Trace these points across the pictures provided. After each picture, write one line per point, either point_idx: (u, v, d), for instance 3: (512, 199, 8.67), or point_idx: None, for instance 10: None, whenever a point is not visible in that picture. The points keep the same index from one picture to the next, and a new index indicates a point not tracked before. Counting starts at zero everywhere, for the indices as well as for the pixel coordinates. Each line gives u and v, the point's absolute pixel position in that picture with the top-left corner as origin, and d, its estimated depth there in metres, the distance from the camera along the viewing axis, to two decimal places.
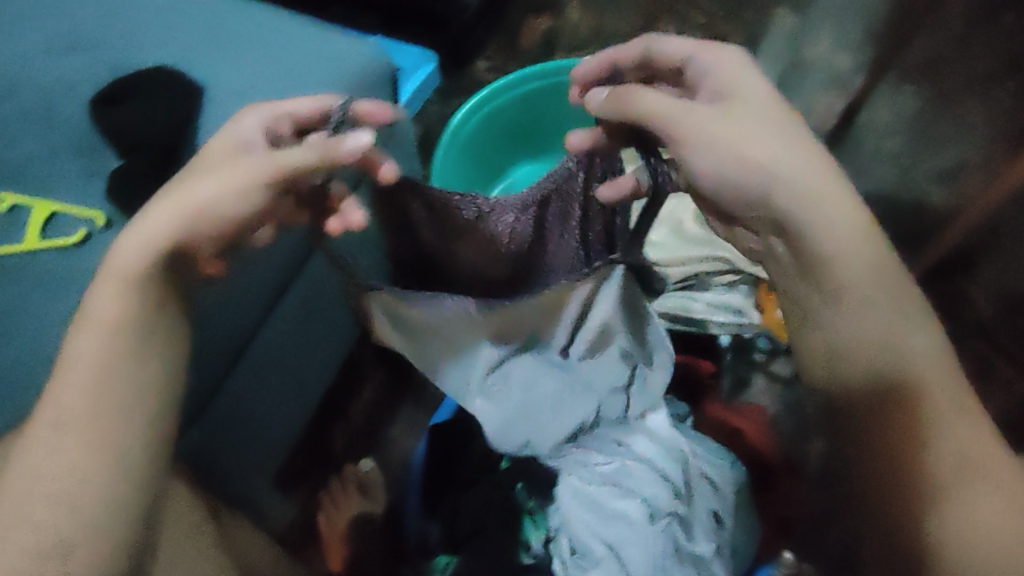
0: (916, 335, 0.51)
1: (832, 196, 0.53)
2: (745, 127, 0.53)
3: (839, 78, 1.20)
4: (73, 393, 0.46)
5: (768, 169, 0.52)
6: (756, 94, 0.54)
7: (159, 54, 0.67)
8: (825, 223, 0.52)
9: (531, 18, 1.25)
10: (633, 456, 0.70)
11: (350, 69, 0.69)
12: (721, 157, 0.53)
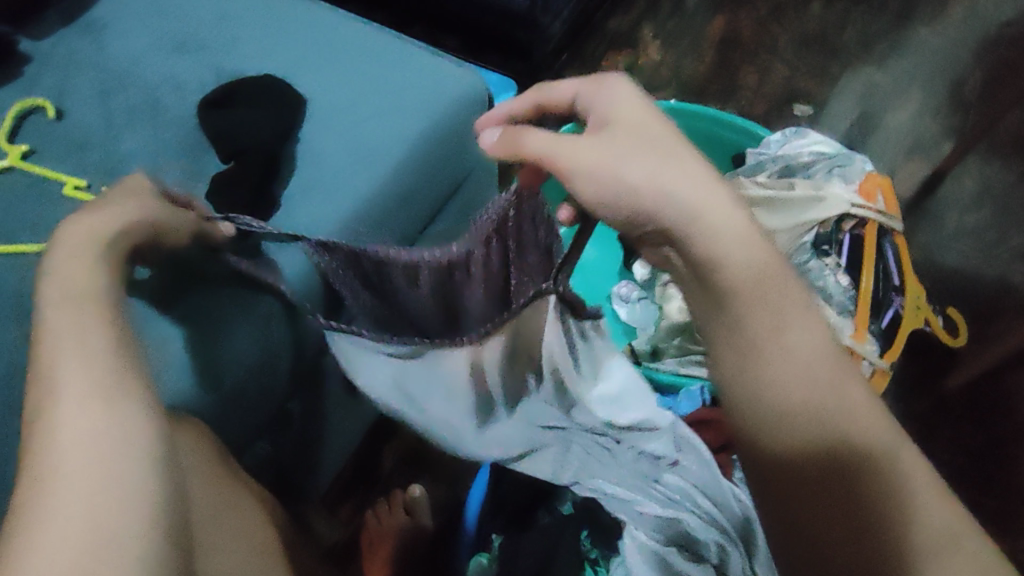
0: (797, 330, 0.41)
1: (731, 222, 0.42)
2: (631, 148, 0.44)
3: (922, 144, 1.14)
4: (82, 360, 0.33)
5: (643, 194, 0.43)
6: (639, 116, 0.46)
7: (268, 59, 0.66)
8: (734, 245, 0.42)
9: (611, 56, 1.24)
10: (682, 491, 0.51)
11: (452, 94, 0.66)
12: (610, 183, 0.44)
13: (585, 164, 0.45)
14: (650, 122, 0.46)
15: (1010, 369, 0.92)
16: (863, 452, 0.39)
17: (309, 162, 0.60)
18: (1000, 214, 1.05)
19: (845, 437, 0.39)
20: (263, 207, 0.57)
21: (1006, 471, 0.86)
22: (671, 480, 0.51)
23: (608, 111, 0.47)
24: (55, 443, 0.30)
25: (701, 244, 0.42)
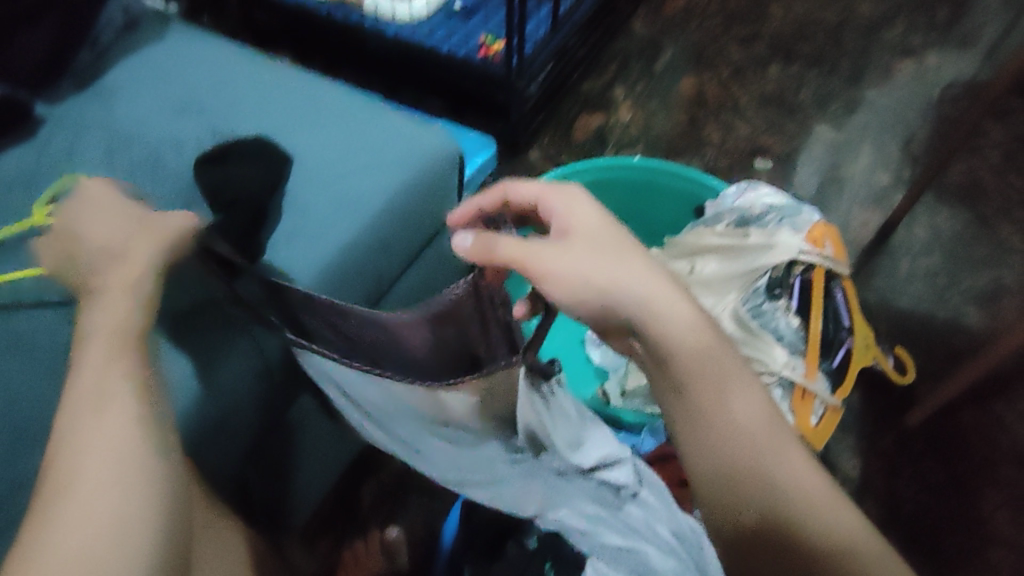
0: (735, 399, 0.48)
1: (683, 320, 0.50)
2: (592, 252, 0.52)
3: (876, 195, 1.21)
4: (114, 385, 0.40)
5: (611, 294, 0.50)
6: (596, 224, 0.54)
7: (261, 122, 0.71)
8: (675, 330, 0.50)
9: (584, 115, 1.32)
10: (638, 515, 0.57)
11: (424, 154, 0.71)
12: (579, 286, 0.51)
13: (556, 274, 0.51)
14: (605, 230, 0.54)
15: (966, 405, 0.96)
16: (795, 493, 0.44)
17: (294, 213, 0.65)
18: (952, 259, 1.11)
19: (776, 488, 0.44)
20: (251, 256, 0.59)
21: (970, 505, 0.89)
22: (633, 513, 0.58)
23: (568, 216, 0.54)
24: (86, 452, 0.37)
25: (653, 334, 0.50)
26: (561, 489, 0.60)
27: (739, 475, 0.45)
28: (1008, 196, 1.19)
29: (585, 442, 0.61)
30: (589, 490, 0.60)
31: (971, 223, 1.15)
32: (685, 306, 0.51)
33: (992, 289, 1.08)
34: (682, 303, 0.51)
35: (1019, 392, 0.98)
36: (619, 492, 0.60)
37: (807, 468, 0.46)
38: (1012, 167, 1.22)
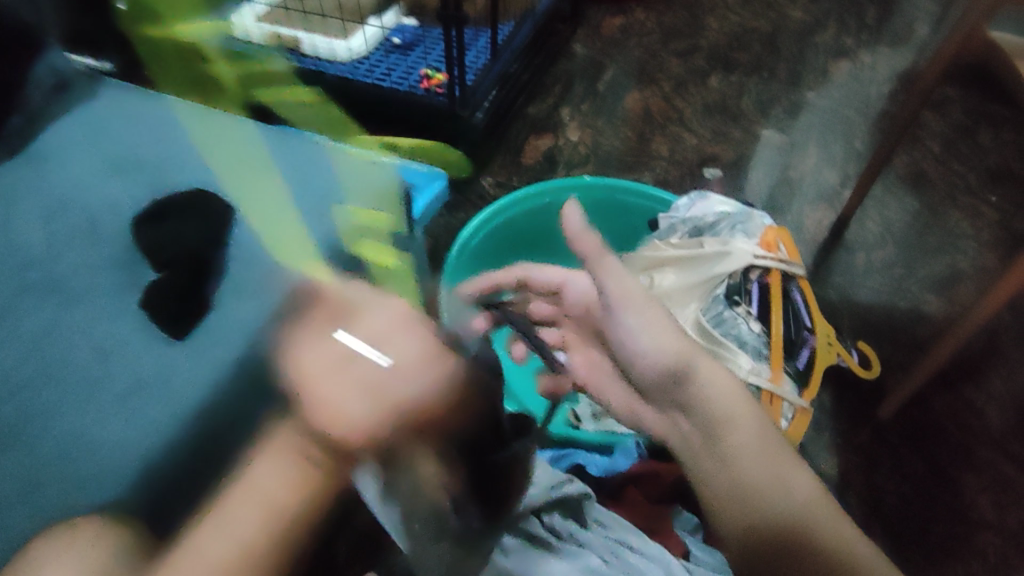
0: (795, 478, 0.49)
1: (722, 381, 0.53)
2: (661, 318, 0.54)
3: (825, 194, 1.23)
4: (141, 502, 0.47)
5: (679, 357, 0.53)
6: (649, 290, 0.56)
7: (200, 173, 0.69)
8: (734, 409, 0.52)
9: (533, 138, 1.31)
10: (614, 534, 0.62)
11: (369, 193, 0.70)
12: (651, 342, 0.53)
13: (586, 325, 0.69)
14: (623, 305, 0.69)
15: (937, 393, 0.96)
16: (807, 525, 0.47)
17: (241, 264, 0.63)
18: (905, 250, 1.13)
19: (796, 520, 0.47)
20: (197, 313, 0.60)
21: (952, 493, 0.88)
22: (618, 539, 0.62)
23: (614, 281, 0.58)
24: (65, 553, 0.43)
25: (701, 396, 0.52)
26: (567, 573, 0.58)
27: (785, 527, 0.47)
28: (953, 183, 1.21)
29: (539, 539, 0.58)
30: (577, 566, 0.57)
31: (920, 213, 1.17)
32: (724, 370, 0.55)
33: (946, 275, 1.09)
34: (722, 368, 0.55)
35: (986, 375, 0.98)
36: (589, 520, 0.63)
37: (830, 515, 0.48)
38: (954, 155, 1.25)
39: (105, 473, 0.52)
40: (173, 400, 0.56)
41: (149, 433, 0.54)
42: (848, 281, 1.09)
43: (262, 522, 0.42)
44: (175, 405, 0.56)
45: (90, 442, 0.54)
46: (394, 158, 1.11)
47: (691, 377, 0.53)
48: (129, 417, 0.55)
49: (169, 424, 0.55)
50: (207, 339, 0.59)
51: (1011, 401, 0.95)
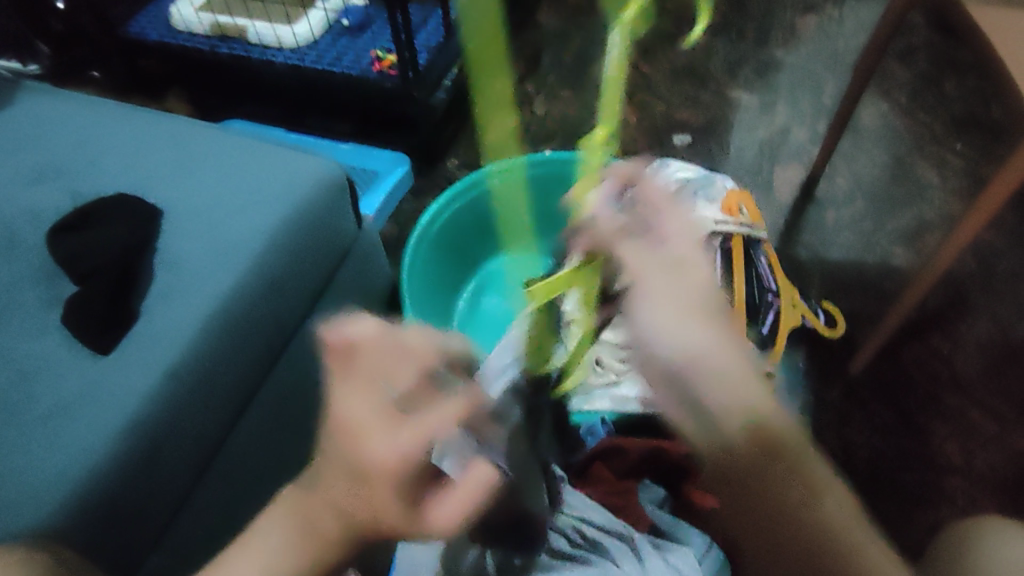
0: (828, 498, 0.45)
1: (737, 374, 0.47)
2: (672, 309, 0.49)
3: (796, 153, 1.22)
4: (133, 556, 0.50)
5: (687, 350, 0.47)
6: (669, 284, 0.50)
7: (126, 179, 0.69)
8: (722, 424, 0.46)
9: (499, 114, 1.29)
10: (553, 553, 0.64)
11: (304, 185, 0.69)
12: (659, 320, 0.49)
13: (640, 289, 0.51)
14: (702, 292, 0.51)
15: (905, 344, 0.97)
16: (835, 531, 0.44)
17: (169, 269, 0.63)
18: (874, 204, 1.12)
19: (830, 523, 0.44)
20: (121, 319, 0.59)
21: (920, 442, 0.89)
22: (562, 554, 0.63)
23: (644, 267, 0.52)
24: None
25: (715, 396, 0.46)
26: None
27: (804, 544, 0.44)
28: (920, 133, 1.20)
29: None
30: None
31: (889, 166, 1.17)
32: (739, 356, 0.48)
33: (916, 227, 1.09)
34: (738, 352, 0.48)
35: (955, 324, 0.98)
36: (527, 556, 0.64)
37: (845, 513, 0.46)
38: (922, 105, 1.24)
39: (24, 498, 0.51)
40: (98, 418, 0.54)
41: (70, 454, 0.53)
42: (820, 240, 1.09)
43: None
44: (99, 424, 0.54)
45: (10, 469, 0.52)
46: (348, 145, 1.11)
47: (701, 375, 0.46)
48: (50, 438, 0.54)
49: (94, 443, 0.53)
50: (136, 350, 0.58)
51: (978, 347, 0.96)
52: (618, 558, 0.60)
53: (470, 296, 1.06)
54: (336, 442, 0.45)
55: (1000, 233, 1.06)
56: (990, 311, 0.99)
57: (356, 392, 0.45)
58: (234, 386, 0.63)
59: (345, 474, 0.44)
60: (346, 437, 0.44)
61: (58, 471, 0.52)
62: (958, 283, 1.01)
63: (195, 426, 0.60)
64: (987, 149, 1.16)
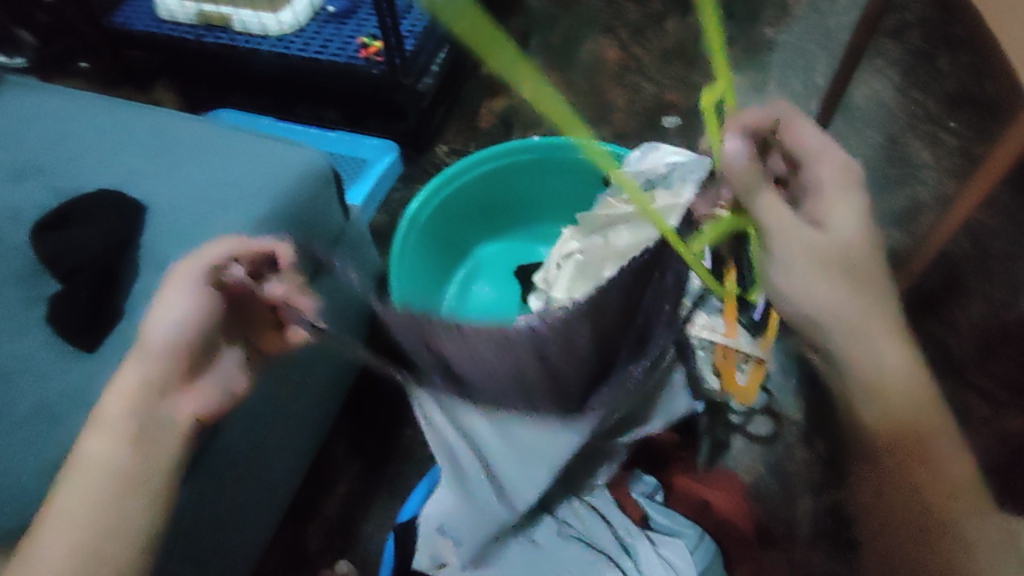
0: (941, 453, 0.54)
1: (882, 347, 0.56)
2: (847, 288, 0.56)
3: None
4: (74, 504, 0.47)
5: (830, 318, 0.56)
6: (867, 259, 0.58)
7: (105, 175, 0.67)
8: (889, 379, 0.55)
9: (487, 100, 1.28)
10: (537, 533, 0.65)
11: (289, 178, 0.68)
12: (798, 287, 0.57)
13: (780, 255, 0.57)
14: (855, 248, 0.57)
15: None
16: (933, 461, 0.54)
17: (153, 266, 0.62)
18: (866, 185, 1.11)
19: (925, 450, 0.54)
20: (106, 319, 0.58)
21: None
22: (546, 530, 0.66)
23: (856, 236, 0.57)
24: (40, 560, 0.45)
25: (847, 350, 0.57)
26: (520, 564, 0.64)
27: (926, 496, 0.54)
28: (913, 112, 1.19)
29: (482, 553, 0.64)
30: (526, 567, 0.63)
31: (882, 146, 1.15)
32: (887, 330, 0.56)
33: (909, 208, 1.08)
34: (886, 329, 0.56)
35: (949, 307, 0.97)
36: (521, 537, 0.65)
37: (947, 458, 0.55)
38: (916, 83, 1.22)
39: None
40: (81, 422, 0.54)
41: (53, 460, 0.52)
42: None
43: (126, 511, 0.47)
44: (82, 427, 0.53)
45: None
46: (336, 135, 1.09)
47: (841, 339, 0.56)
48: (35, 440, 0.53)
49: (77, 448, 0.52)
50: (119, 351, 0.57)
51: (971, 329, 0.95)
52: (615, 553, 0.64)
53: (461, 285, 1.05)
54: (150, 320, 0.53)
55: (994, 213, 1.05)
56: (982, 293, 0.99)
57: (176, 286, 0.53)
58: None
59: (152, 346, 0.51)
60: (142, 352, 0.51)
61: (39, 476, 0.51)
62: (952, 265, 1.00)
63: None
64: (981, 127, 1.15)
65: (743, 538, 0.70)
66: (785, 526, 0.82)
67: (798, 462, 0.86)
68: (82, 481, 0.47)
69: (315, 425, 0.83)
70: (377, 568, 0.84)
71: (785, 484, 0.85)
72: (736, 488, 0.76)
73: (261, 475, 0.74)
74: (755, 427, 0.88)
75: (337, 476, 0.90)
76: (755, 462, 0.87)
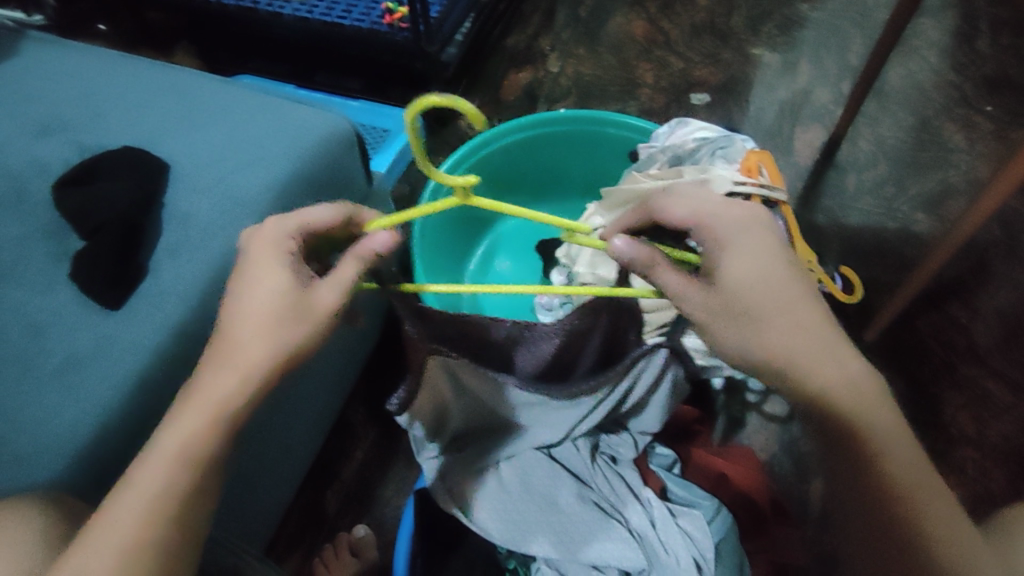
0: (894, 452, 0.45)
1: (810, 362, 0.48)
2: (746, 326, 0.50)
3: (817, 113, 1.18)
4: (138, 480, 0.44)
5: (762, 359, 0.50)
6: (771, 303, 0.49)
7: (133, 132, 0.68)
8: (821, 391, 0.48)
9: (512, 72, 1.26)
10: (560, 497, 0.68)
11: (313, 142, 0.68)
12: (740, 341, 0.50)
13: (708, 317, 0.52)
14: (761, 279, 0.50)
15: (923, 311, 0.96)
16: (869, 441, 0.46)
17: (177, 226, 0.63)
18: (897, 168, 1.10)
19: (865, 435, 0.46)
20: (129, 275, 0.59)
21: (932, 412, 0.89)
22: (569, 493, 0.68)
23: (743, 281, 0.50)
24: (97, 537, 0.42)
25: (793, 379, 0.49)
26: (539, 522, 0.66)
27: (878, 499, 0.44)
28: (948, 95, 1.16)
29: (501, 515, 0.67)
30: (547, 527, 0.66)
31: (914, 129, 1.13)
32: (808, 320, 0.50)
33: (939, 193, 1.07)
34: (807, 321, 0.50)
35: (975, 294, 0.96)
36: (548, 495, 0.68)
37: (903, 443, 0.46)
38: (953, 65, 1.19)
39: (33, 452, 0.51)
40: (109, 373, 0.55)
41: (81, 410, 0.53)
42: (838, 206, 1.07)
43: (182, 481, 0.44)
44: (109, 378, 0.55)
45: (22, 421, 0.53)
46: (359, 103, 1.09)
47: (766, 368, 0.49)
48: (62, 391, 0.54)
49: (106, 398, 0.54)
50: (147, 305, 0.58)
51: (997, 316, 0.94)
52: (623, 512, 0.67)
53: (483, 258, 1.05)
54: (263, 276, 0.50)
55: None
56: (1012, 279, 0.97)
57: (289, 267, 0.50)
58: None
59: (275, 311, 0.49)
60: (258, 325, 0.48)
61: (69, 425, 0.52)
62: (981, 251, 0.99)
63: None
64: (1017, 112, 1.12)
65: (757, 512, 0.71)
66: (799, 505, 0.82)
67: (815, 442, 0.86)
68: (158, 457, 0.45)
69: (334, 390, 0.84)
70: (394, 533, 0.86)
71: (801, 463, 0.85)
72: (754, 464, 0.76)
73: (282, 440, 0.75)
74: (770, 406, 0.87)
75: (355, 441, 0.91)
76: (771, 440, 0.86)
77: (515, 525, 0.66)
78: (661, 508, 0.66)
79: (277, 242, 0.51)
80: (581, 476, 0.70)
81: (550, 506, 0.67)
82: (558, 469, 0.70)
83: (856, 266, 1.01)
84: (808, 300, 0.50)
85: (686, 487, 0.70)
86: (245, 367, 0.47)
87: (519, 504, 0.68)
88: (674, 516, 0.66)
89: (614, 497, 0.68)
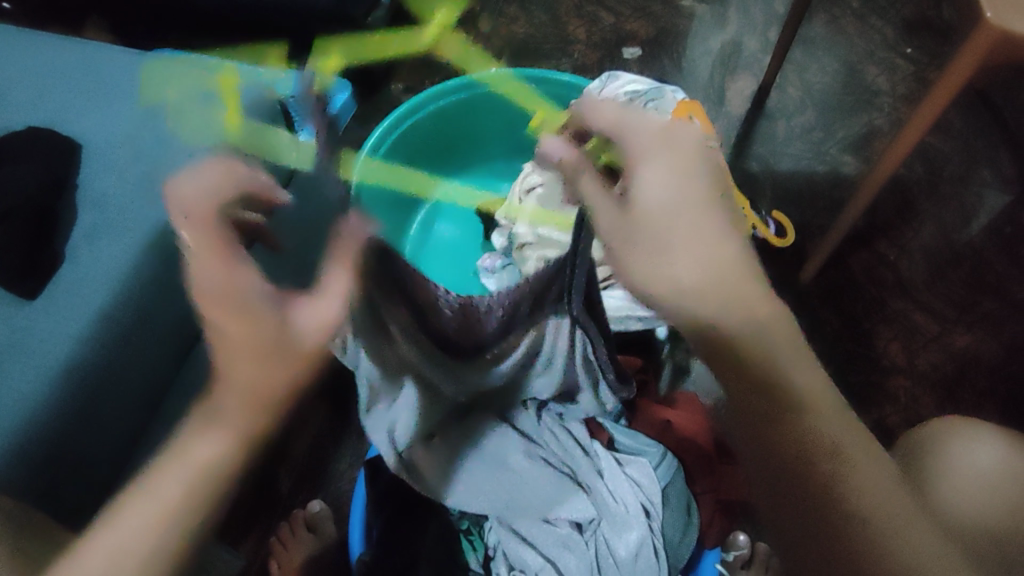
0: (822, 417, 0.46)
1: (728, 299, 0.48)
2: (659, 246, 0.51)
3: (746, 62, 1.19)
4: (145, 510, 0.44)
5: (670, 289, 0.50)
6: (682, 227, 0.51)
7: (37, 111, 0.64)
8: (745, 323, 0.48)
9: (442, 34, 1.23)
10: (519, 460, 0.69)
11: (233, 112, 0.65)
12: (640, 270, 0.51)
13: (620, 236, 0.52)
14: (673, 194, 0.51)
15: (853, 251, 0.99)
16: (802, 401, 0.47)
17: (92, 207, 0.59)
18: (824, 113, 1.12)
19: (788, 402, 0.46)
20: (43, 261, 0.56)
21: (864, 345, 0.93)
22: (524, 457, 0.69)
23: (663, 198, 0.51)
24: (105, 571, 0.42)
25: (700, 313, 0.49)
26: (502, 487, 0.68)
27: (812, 476, 0.45)
28: (870, 39, 1.18)
29: (460, 483, 0.68)
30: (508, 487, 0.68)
31: (839, 74, 1.16)
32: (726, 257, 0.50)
33: (864, 135, 1.10)
34: (727, 260, 0.50)
35: (901, 231, 1.00)
36: (504, 458, 0.70)
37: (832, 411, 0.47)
38: (874, 8, 1.21)
39: None
40: (35, 366, 0.53)
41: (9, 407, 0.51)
42: (769, 154, 1.09)
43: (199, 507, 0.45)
44: (35, 371, 0.53)
45: None
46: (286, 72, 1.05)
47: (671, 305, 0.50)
48: None
49: (32, 392, 0.52)
50: (65, 293, 0.56)
51: (922, 252, 0.99)
52: (573, 466, 0.69)
53: (422, 225, 1.04)
54: (241, 311, 0.46)
55: (945, 137, 1.06)
56: (936, 215, 1.01)
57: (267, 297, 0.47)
58: (172, 330, 0.61)
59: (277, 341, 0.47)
60: (267, 359, 0.46)
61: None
62: (905, 190, 1.03)
63: (135, 370, 0.58)
64: (934, 53, 1.16)
65: (703, 452, 0.73)
66: None
67: None
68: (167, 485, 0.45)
69: None
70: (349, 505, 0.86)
71: None
72: (699, 408, 0.78)
73: None
74: None
75: (305, 420, 0.90)
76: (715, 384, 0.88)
77: (481, 490, 0.68)
78: (610, 459, 0.69)
79: (245, 276, 0.47)
80: (534, 437, 0.71)
81: (517, 472, 0.69)
82: (511, 433, 0.71)
83: (789, 210, 1.04)
84: (726, 239, 0.51)
85: (635, 436, 0.71)
86: (260, 394, 0.46)
87: (470, 467, 0.69)
88: (625, 468, 0.68)
89: (567, 454, 0.70)
